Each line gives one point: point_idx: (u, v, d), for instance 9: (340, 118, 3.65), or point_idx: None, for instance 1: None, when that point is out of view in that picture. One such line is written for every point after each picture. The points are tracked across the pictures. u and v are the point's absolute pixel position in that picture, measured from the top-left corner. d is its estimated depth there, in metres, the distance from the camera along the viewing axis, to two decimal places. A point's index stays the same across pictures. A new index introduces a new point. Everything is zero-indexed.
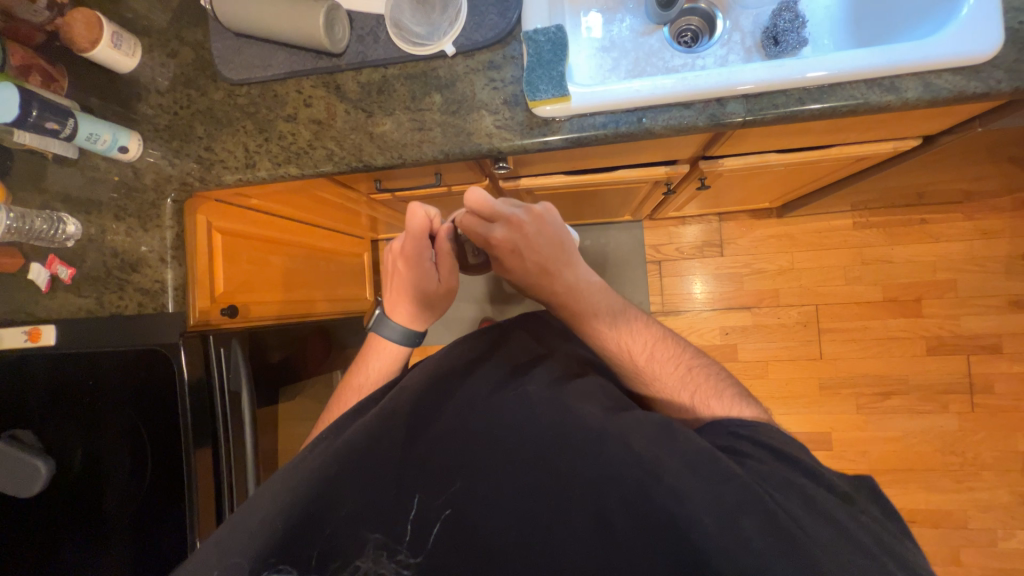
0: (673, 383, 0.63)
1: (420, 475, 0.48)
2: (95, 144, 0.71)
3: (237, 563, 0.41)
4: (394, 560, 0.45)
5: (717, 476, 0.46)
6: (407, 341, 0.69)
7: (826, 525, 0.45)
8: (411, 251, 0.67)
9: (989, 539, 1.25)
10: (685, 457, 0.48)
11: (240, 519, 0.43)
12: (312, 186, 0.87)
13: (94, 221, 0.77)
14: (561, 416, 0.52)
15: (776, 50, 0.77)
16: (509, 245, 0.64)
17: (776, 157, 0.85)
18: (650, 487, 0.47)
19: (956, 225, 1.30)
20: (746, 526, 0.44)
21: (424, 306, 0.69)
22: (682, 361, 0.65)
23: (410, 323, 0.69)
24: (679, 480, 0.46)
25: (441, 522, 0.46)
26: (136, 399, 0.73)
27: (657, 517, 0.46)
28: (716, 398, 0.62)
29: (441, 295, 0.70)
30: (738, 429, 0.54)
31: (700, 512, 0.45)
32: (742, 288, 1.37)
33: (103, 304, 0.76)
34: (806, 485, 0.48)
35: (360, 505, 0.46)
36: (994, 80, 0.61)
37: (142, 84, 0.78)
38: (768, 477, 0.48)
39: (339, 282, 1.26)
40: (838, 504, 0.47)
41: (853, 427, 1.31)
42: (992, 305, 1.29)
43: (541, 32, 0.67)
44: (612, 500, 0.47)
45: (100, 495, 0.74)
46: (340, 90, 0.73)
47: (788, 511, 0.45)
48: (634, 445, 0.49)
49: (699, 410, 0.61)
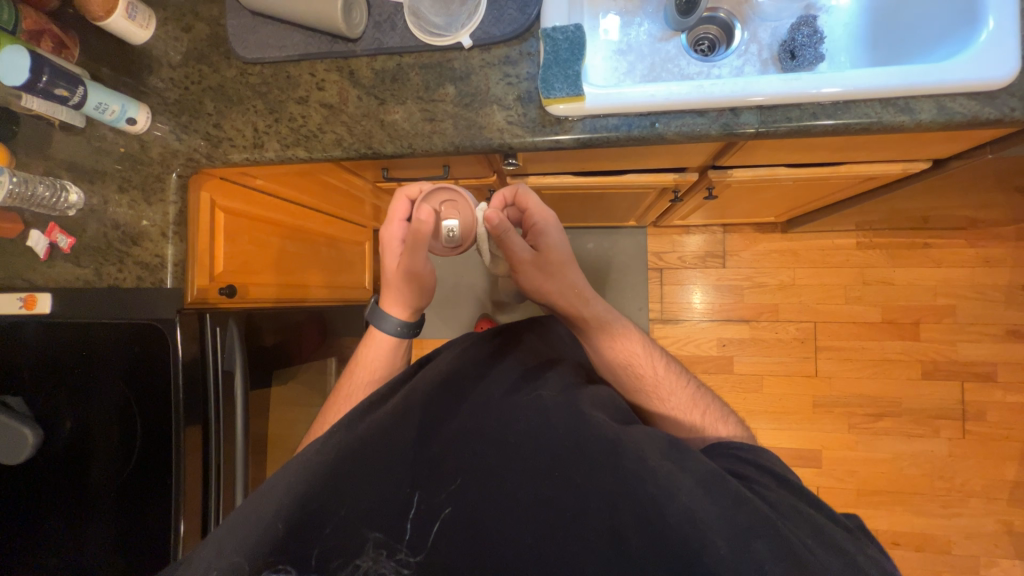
0: (681, 405, 0.64)
1: (429, 474, 0.48)
2: (103, 114, 0.70)
3: (236, 563, 0.41)
4: (394, 559, 0.44)
5: (729, 498, 0.46)
6: (394, 329, 0.69)
7: (838, 559, 0.43)
8: (397, 226, 0.68)
9: (972, 566, 1.26)
10: (697, 476, 0.48)
11: (250, 505, 0.45)
12: (318, 171, 0.87)
13: (97, 191, 0.76)
14: (575, 423, 0.51)
15: (792, 64, 0.77)
16: (536, 264, 0.62)
17: (785, 171, 0.85)
18: (663, 506, 0.45)
19: (959, 251, 1.30)
20: (758, 549, 0.43)
21: (399, 292, 0.67)
22: (685, 386, 0.66)
23: (391, 307, 0.69)
24: (693, 500, 0.46)
25: (440, 522, 0.46)
26: (128, 371, 0.74)
27: (669, 538, 0.44)
28: (722, 422, 0.64)
29: (413, 280, 0.66)
30: (742, 452, 0.55)
31: (712, 534, 0.43)
32: (742, 301, 1.37)
33: (102, 276, 0.75)
34: (818, 518, 0.48)
35: (368, 502, 0.46)
36: (1008, 108, 0.61)
37: (155, 57, 0.77)
38: (779, 504, 0.48)
39: (341, 271, 1.25)
40: (845, 534, 0.47)
41: (843, 446, 1.31)
42: (989, 333, 1.29)
43: (560, 30, 0.66)
44: (626, 515, 0.46)
45: (86, 466, 0.74)
46: (354, 76, 0.73)
47: (800, 539, 0.44)
48: (647, 457, 0.49)
49: (704, 431, 0.62)
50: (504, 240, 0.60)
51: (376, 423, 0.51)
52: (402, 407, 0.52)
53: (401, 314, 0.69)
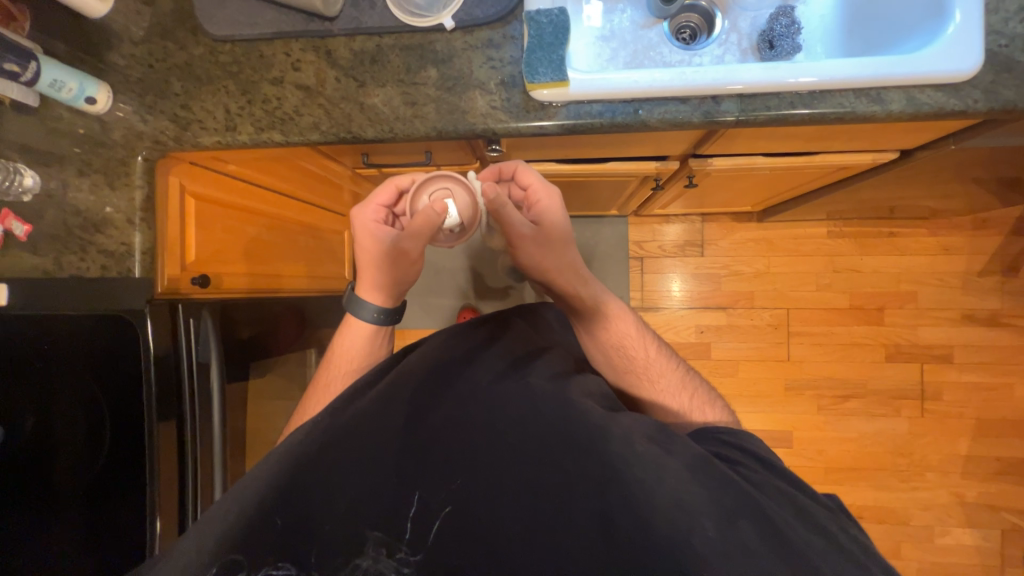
0: (669, 390, 0.66)
1: (424, 467, 0.48)
2: (59, 92, 0.66)
3: (232, 560, 0.41)
4: (394, 559, 0.43)
5: (714, 481, 0.47)
6: (365, 314, 0.67)
7: (819, 537, 0.45)
8: (371, 209, 0.65)
9: (928, 536, 1.33)
10: (684, 461, 0.49)
11: (232, 502, 0.43)
12: (294, 155, 0.84)
13: (54, 174, 0.71)
14: (564, 409, 0.52)
15: (771, 54, 0.78)
16: (534, 241, 0.60)
17: (763, 160, 0.87)
18: (651, 490, 0.46)
19: (922, 239, 1.36)
20: (743, 529, 0.44)
21: (377, 274, 0.65)
22: (673, 371, 0.67)
23: (367, 291, 0.67)
24: (679, 484, 0.47)
25: (441, 520, 0.46)
26: (95, 364, 0.71)
27: (657, 526, 0.44)
28: (708, 406, 0.65)
29: (396, 261, 0.64)
30: (726, 437, 0.56)
31: (701, 517, 0.44)
32: (719, 289, 1.40)
33: (62, 265, 0.71)
34: (799, 498, 0.49)
35: (359, 495, 0.46)
36: (972, 99, 0.63)
37: (115, 32, 0.73)
38: (762, 486, 0.50)
39: (320, 260, 1.22)
40: (825, 513, 0.48)
41: (813, 427, 1.37)
42: (948, 318, 1.36)
43: (544, 13, 0.65)
44: (615, 500, 0.46)
45: (49, 463, 0.71)
46: (331, 57, 0.70)
47: (783, 517, 0.46)
48: (635, 443, 0.50)
49: (691, 415, 0.64)
50: (501, 215, 0.57)
51: (364, 413, 0.50)
52: (387, 396, 0.52)
53: (378, 300, 0.67)
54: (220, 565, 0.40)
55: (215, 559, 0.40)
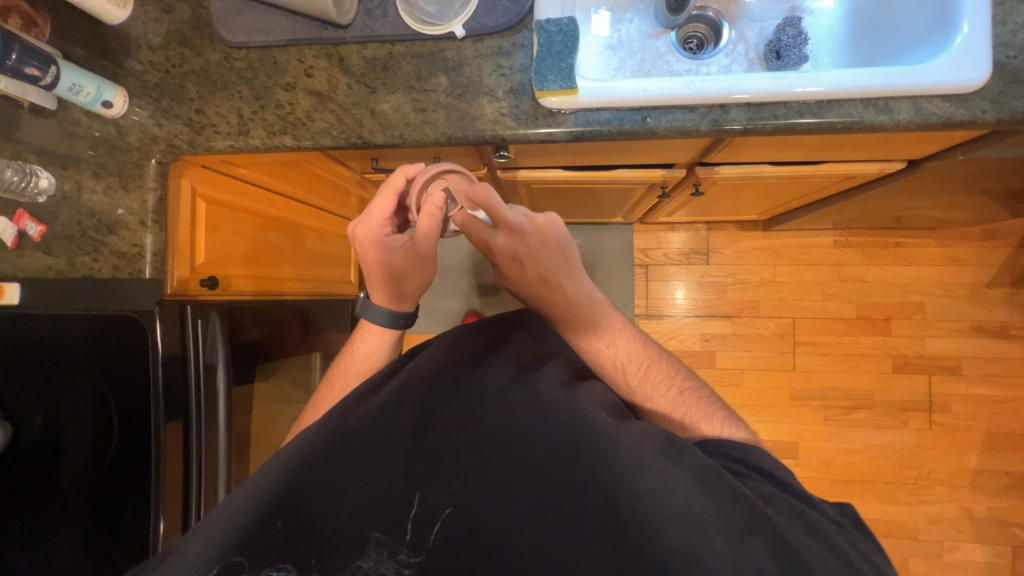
0: (666, 403, 0.64)
1: (430, 471, 0.49)
2: (77, 95, 0.67)
3: (236, 561, 0.41)
4: (394, 560, 0.45)
5: (726, 494, 0.46)
6: (392, 324, 0.68)
7: (827, 554, 0.45)
8: (375, 221, 0.63)
9: (936, 550, 1.31)
10: (693, 471, 0.48)
11: (239, 505, 0.42)
12: (304, 160, 0.85)
13: (70, 176, 0.72)
14: (573, 419, 0.51)
15: (778, 64, 0.79)
16: (526, 251, 0.59)
17: (770, 169, 0.87)
18: (661, 501, 0.46)
19: (929, 250, 1.36)
20: (755, 547, 0.44)
21: (399, 286, 0.65)
22: (676, 384, 0.66)
23: (391, 303, 0.67)
24: (690, 497, 0.46)
25: (441, 522, 0.47)
26: (103, 366, 0.71)
27: (663, 539, 0.45)
28: (707, 420, 0.62)
29: (410, 267, 0.64)
30: (730, 450, 0.55)
31: (709, 531, 0.44)
32: (724, 298, 1.40)
33: (74, 266, 0.72)
34: (809, 511, 0.49)
35: (365, 498, 0.46)
36: (980, 110, 0.63)
37: (133, 38, 0.74)
38: (771, 499, 0.49)
39: (326, 264, 1.23)
40: (835, 528, 0.48)
41: (819, 438, 1.36)
42: (956, 329, 1.35)
43: (553, 22, 0.66)
44: (624, 512, 0.46)
45: (56, 465, 0.71)
46: (344, 63, 0.71)
47: (794, 534, 0.45)
48: (644, 454, 0.49)
49: (689, 429, 0.61)
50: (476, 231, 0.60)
51: (369, 414, 0.50)
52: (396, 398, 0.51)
53: (391, 307, 0.68)
54: (220, 565, 0.40)
55: (218, 559, 0.40)
